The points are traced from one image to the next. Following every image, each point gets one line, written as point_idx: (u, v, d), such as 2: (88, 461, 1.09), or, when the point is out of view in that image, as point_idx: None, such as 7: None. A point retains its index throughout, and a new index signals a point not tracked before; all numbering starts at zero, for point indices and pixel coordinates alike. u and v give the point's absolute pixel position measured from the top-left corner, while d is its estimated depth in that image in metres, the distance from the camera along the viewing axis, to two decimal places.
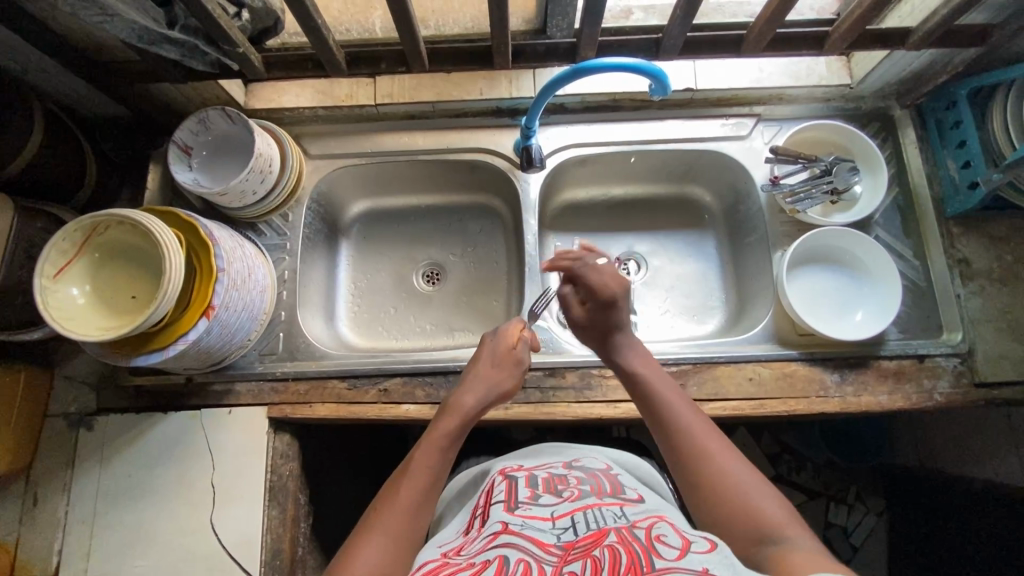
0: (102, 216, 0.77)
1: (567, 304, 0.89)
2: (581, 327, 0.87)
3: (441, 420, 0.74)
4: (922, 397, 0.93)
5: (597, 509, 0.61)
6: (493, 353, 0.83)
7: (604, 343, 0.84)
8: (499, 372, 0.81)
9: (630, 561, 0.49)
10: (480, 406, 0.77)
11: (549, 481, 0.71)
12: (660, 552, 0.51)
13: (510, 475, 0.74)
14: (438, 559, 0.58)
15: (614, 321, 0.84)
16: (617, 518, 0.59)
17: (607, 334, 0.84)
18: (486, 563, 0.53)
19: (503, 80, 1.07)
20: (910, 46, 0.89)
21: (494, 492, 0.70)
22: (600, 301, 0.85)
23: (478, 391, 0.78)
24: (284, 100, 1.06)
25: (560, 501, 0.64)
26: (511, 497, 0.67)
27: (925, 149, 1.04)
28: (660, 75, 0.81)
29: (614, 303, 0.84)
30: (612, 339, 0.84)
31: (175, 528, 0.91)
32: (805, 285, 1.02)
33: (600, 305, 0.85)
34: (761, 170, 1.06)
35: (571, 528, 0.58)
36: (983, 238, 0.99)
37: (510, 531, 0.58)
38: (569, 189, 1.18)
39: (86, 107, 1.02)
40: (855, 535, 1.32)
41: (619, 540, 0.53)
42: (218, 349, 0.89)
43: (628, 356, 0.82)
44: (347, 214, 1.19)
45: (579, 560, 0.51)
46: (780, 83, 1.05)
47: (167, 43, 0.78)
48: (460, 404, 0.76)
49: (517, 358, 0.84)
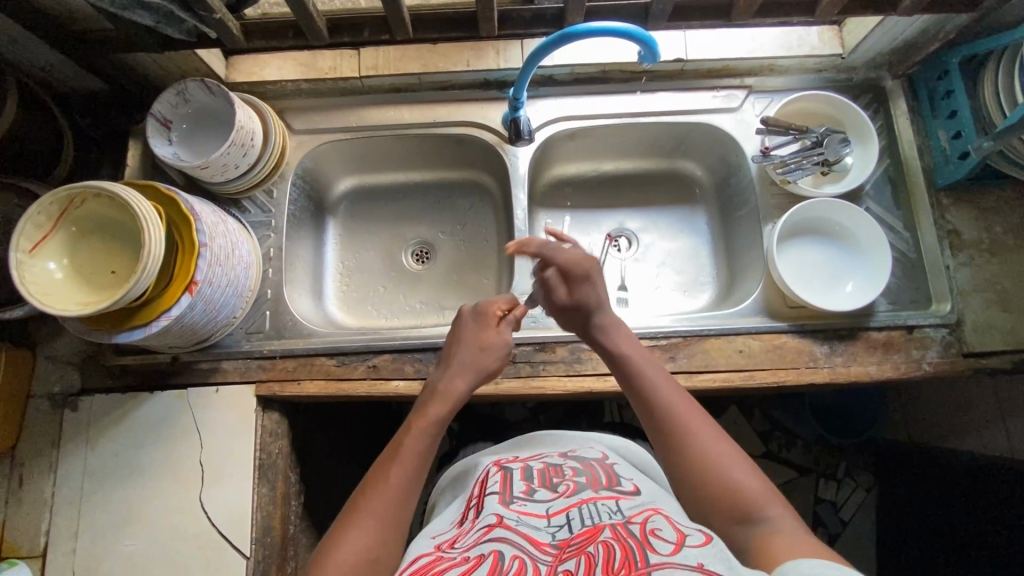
0: (78, 188, 0.75)
1: (547, 287, 0.80)
2: (559, 309, 0.81)
3: (429, 408, 0.72)
4: (911, 367, 0.93)
5: (593, 504, 0.60)
6: (475, 336, 0.80)
7: (585, 327, 0.79)
8: (486, 353, 0.78)
9: (625, 558, 0.48)
10: (468, 394, 0.75)
11: (544, 473, 0.70)
12: (655, 548, 0.49)
13: (505, 467, 0.74)
14: (431, 553, 0.58)
15: (596, 300, 0.78)
16: (613, 513, 0.57)
17: (591, 316, 0.78)
18: (479, 559, 0.53)
19: (490, 51, 1.04)
20: (901, 11, 0.88)
21: (488, 483, 0.70)
22: (576, 276, 0.79)
23: (466, 375, 0.76)
24: (267, 74, 1.03)
25: (556, 495, 0.64)
26: (507, 490, 0.66)
27: (916, 120, 1.04)
28: (649, 41, 0.79)
29: (592, 280, 0.79)
30: (591, 321, 0.79)
31: (164, 507, 0.90)
32: (794, 257, 1.02)
33: (580, 281, 0.79)
34: (752, 142, 1.05)
35: (566, 524, 0.57)
36: (973, 209, 0.99)
37: (504, 526, 0.57)
38: (559, 164, 1.17)
39: (63, 81, 0.99)
40: (844, 510, 1.34)
41: (614, 535, 0.52)
42: (203, 326, 0.88)
43: (607, 337, 0.77)
44: (333, 192, 1.17)
45: (574, 556, 0.51)
46: (770, 55, 1.03)
47: (140, 9, 0.76)
48: (451, 391, 0.74)
49: (503, 338, 0.80)
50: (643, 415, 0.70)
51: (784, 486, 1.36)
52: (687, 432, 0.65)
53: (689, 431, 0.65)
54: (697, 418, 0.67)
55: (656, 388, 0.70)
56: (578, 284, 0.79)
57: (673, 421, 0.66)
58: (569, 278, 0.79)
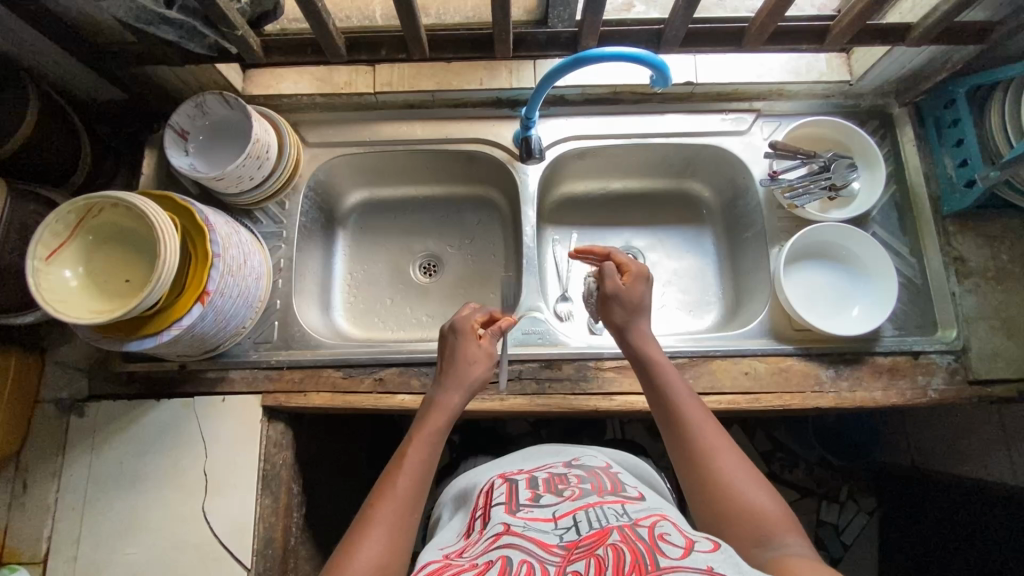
0: (98, 197, 0.76)
1: (606, 271, 0.84)
2: (607, 295, 0.83)
3: (425, 422, 0.73)
4: (917, 394, 0.94)
5: (599, 508, 0.60)
6: (465, 349, 0.80)
7: (624, 319, 0.82)
8: (476, 366, 0.79)
9: (634, 561, 0.49)
10: (464, 406, 0.76)
11: (549, 481, 0.70)
12: (664, 551, 0.50)
13: (510, 478, 0.73)
14: (440, 560, 0.57)
15: (643, 302, 0.83)
16: (619, 516, 0.58)
17: (635, 314, 0.82)
18: (489, 564, 0.52)
19: (503, 71, 1.06)
20: (910, 42, 0.89)
21: (494, 493, 0.69)
22: (637, 276, 0.84)
23: (459, 389, 0.77)
24: (282, 87, 1.05)
25: (561, 500, 0.64)
26: (513, 498, 0.66)
27: (923, 146, 1.04)
28: (660, 65, 0.80)
29: (647, 283, 0.84)
30: (630, 321, 0.82)
31: (167, 515, 0.90)
32: (801, 281, 1.02)
33: (639, 279, 0.84)
34: (760, 165, 1.06)
35: (573, 527, 0.57)
36: (979, 237, 0.99)
37: (512, 532, 0.57)
38: (569, 182, 1.18)
39: (83, 91, 1.01)
40: (846, 533, 1.33)
41: (622, 538, 0.53)
42: (212, 336, 0.88)
43: (640, 338, 0.80)
44: (344, 203, 1.18)
45: (583, 558, 0.51)
46: (779, 80, 1.04)
47: (164, 24, 0.77)
48: (446, 405, 0.75)
49: (489, 352, 0.82)
50: (669, 435, 0.70)
51: None
52: (710, 457, 0.65)
53: (714, 457, 0.65)
54: (720, 443, 0.67)
55: (687, 412, 0.70)
56: (636, 279, 0.84)
57: (696, 442, 0.67)
58: (629, 273, 0.85)
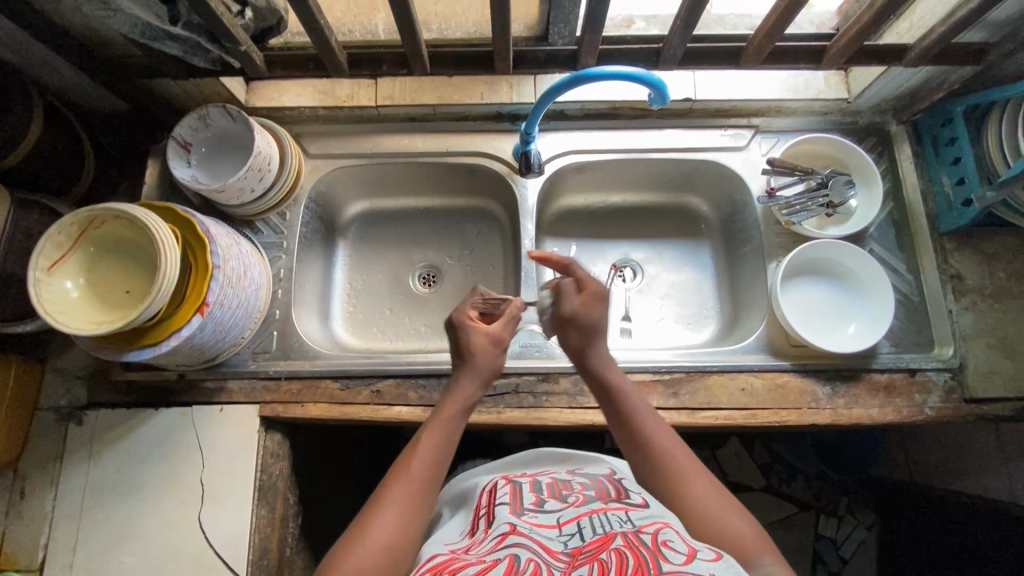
0: (99, 209, 0.77)
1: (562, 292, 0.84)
2: (566, 316, 0.82)
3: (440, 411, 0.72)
4: (913, 411, 0.94)
5: (603, 513, 0.61)
6: (472, 340, 0.78)
7: (585, 343, 0.81)
8: (484, 355, 0.77)
9: (638, 566, 0.49)
10: (479, 394, 0.75)
11: (553, 486, 0.70)
12: (667, 557, 0.50)
13: (515, 480, 0.73)
14: (447, 554, 0.58)
15: (600, 322, 0.82)
16: (623, 522, 0.58)
17: (591, 337, 0.81)
18: (496, 562, 0.52)
19: (504, 85, 1.07)
20: (907, 63, 0.90)
21: (498, 493, 0.69)
22: (593, 294, 0.83)
23: (472, 378, 0.75)
24: (285, 100, 1.06)
25: (566, 506, 0.64)
26: (517, 501, 0.65)
27: (920, 164, 1.05)
28: (659, 84, 0.81)
29: (605, 301, 0.83)
30: (589, 345, 0.80)
31: (163, 524, 0.90)
32: (797, 298, 1.03)
33: (595, 298, 0.83)
34: (758, 182, 1.07)
35: (577, 533, 0.58)
36: (976, 255, 1.00)
37: (518, 533, 0.57)
38: (568, 195, 1.19)
39: (87, 101, 1.02)
40: (844, 548, 1.30)
41: (626, 543, 0.53)
42: (211, 347, 0.89)
43: (601, 363, 0.79)
44: (344, 214, 1.19)
45: (586, 562, 0.51)
46: (778, 97, 1.05)
47: (168, 40, 0.79)
48: (460, 397, 0.73)
49: (496, 335, 0.79)
50: (638, 463, 0.70)
51: (783, 521, 1.34)
52: (685, 484, 0.65)
53: (691, 484, 0.65)
54: (692, 469, 0.67)
55: (655, 439, 0.70)
56: (593, 298, 0.83)
57: (669, 470, 0.67)
58: (586, 291, 0.84)
